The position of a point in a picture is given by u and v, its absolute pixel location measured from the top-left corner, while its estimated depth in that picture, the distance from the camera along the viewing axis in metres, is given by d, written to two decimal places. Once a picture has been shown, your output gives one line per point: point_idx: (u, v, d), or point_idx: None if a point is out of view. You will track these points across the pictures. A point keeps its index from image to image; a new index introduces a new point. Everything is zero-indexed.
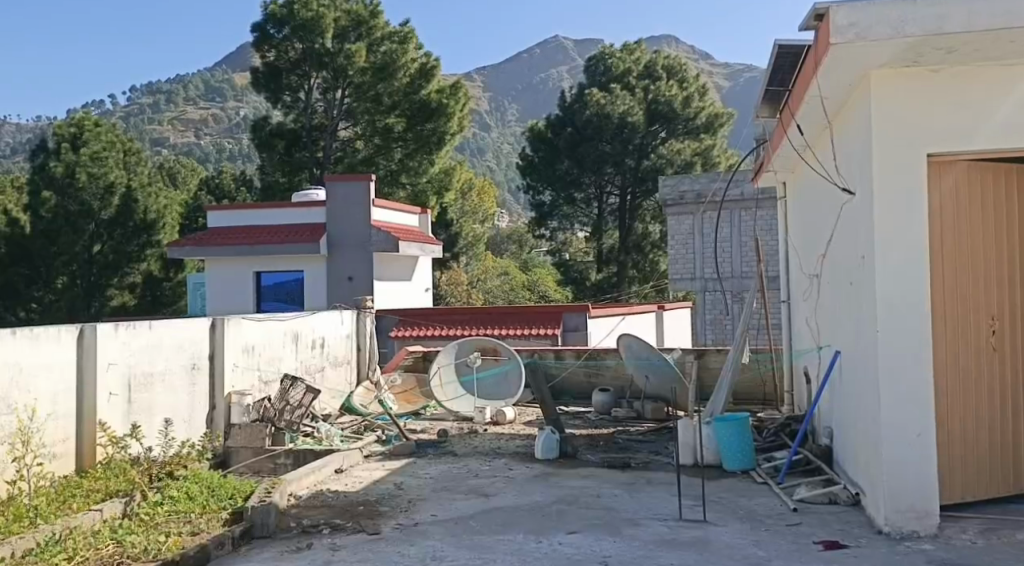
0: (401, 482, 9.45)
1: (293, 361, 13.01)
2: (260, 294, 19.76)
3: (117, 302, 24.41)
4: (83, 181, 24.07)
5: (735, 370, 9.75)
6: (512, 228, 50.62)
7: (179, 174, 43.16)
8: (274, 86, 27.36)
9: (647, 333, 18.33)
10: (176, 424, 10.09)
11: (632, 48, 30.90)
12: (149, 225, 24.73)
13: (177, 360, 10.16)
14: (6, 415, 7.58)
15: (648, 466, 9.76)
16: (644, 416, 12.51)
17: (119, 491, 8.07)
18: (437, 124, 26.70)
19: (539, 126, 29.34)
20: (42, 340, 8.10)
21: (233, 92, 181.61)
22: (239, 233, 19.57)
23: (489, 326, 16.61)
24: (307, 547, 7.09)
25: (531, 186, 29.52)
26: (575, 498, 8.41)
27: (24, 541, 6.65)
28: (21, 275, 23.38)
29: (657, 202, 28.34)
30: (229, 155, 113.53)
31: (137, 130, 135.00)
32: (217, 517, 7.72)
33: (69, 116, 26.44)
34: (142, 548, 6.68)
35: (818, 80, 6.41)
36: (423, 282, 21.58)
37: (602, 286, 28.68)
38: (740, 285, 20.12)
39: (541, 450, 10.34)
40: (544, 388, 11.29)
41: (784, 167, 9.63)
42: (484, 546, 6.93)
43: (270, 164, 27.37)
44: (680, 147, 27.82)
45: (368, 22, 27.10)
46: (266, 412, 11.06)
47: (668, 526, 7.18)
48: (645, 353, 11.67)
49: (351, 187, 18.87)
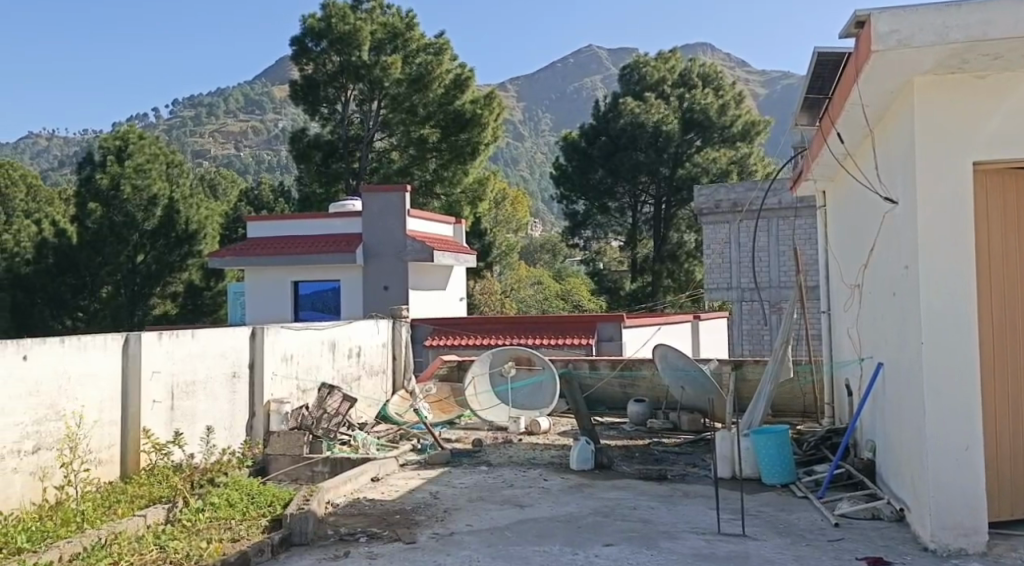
0: (437, 492, 9.49)
1: (330, 370, 13.14)
2: (297, 303, 19.97)
3: (159, 310, 24.93)
4: (129, 193, 24.35)
5: (773, 382, 9.67)
6: (544, 238, 50.66)
7: (220, 186, 43.82)
8: (312, 98, 27.67)
9: (683, 342, 18.23)
10: (217, 432, 10.23)
11: (667, 56, 30.81)
12: (191, 235, 25.08)
13: (219, 368, 10.31)
14: (55, 421, 7.75)
15: (685, 478, 9.71)
16: (680, 427, 12.43)
17: (162, 497, 8.20)
18: (471, 134, 26.82)
19: (573, 135, 29.35)
20: (90, 348, 8.25)
21: (271, 105, 184.22)
22: (277, 243, 19.81)
23: (524, 336, 16.65)
24: (345, 556, 7.15)
25: (564, 195, 29.57)
26: (611, 510, 8.39)
27: (72, 545, 6.77)
28: (67, 284, 23.83)
29: (692, 211, 28.04)
30: (267, 167, 115.06)
31: (178, 143, 137.30)
32: (257, 524, 7.81)
33: (114, 129, 26.66)
34: (184, 554, 6.78)
35: (859, 87, 6.38)
36: (457, 291, 21.64)
37: (637, 296, 28.49)
38: (778, 295, 19.76)
39: (576, 461, 10.35)
40: (579, 398, 11.25)
41: (824, 175, 9.55)
42: (520, 557, 6.95)
43: (308, 176, 27.75)
44: (715, 155, 27.39)
45: (404, 35, 27.47)
46: (304, 420, 11.27)
47: (706, 539, 7.15)
48: (681, 366, 11.56)
49: (387, 198, 19.03)
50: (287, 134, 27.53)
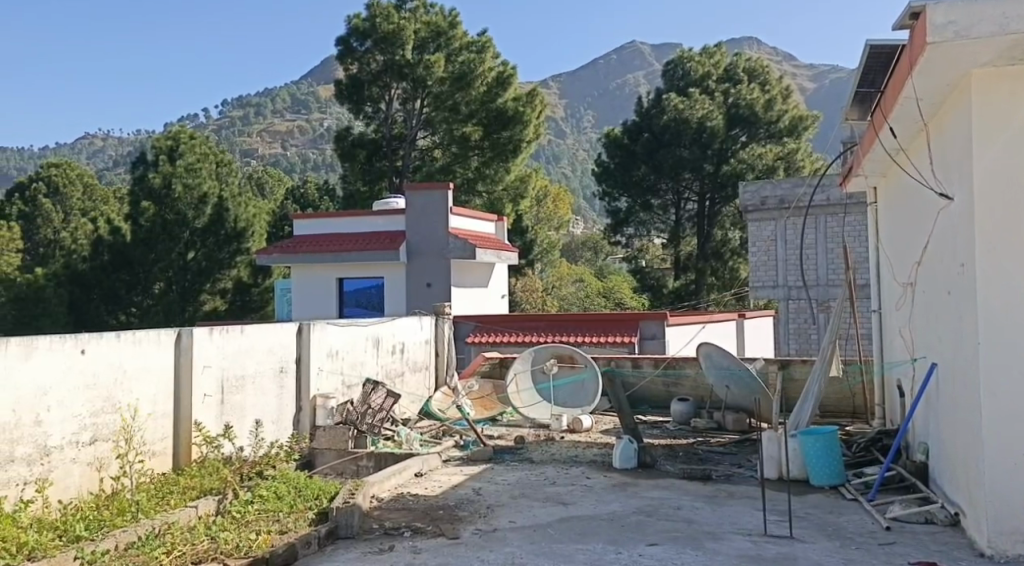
0: (480, 488, 9.55)
1: (374, 366, 13.27)
2: (342, 299, 20.18)
3: (209, 306, 25.15)
4: (179, 191, 24.78)
5: (821, 382, 9.59)
6: (586, 236, 50.51)
7: (267, 184, 44.46)
8: (357, 98, 27.91)
9: (727, 341, 18.09)
10: (265, 426, 10.40)
11: (712, 51, 30.52)
12: (239, 233, 25.27)
13: (267, 363, 10.49)
14: (110, 414, 7.95)
15: (730, 478, 9.65)
16: (725, 427, 12.36)
17: (212, 489, 8.33)
18: (514, 131, 26.85)
19: (615, 132, 29.22)
20: (145, 343, 8.43)
21: (316, 105, 186.26)
22: (323, 240, 20.04)
23: (567, 333, 16.64)
24: (390, 550, 7.24)
25: (606, 192, 29.46)
26: (655, 509, 8.38)
27: (127, 534, 6.94)
28: (122, 281, 24.35)
29: (736, 208, 27.83)
30: (312, 165, 116.43)
31: (225, 142, 139.54)
32: (304, 517, 7.93)
33: (165, 129, 27.33)
34: (234, 545, 6.92)
35: (914, 81, 6.30)
36: (499, 289, 21.70)
37: (680, 294, 28.24)
38: (826, 293, 19.45)
39: (620, 460, 10.33)
40: (622, 397, 11.25)
41: (875, 171, 9.41)
42: (563, 554, 6.98)
43: (352, 174, 27.93)
44: (761, 151, 27.11)
45: (447, 33, 27.57)
46: (349, 415, 11.27)
47: (752, 541, 7.11)
48: (726, 364, 11.48)
49: (430, 196, 19.14)
50: (332, 132, 27.83)
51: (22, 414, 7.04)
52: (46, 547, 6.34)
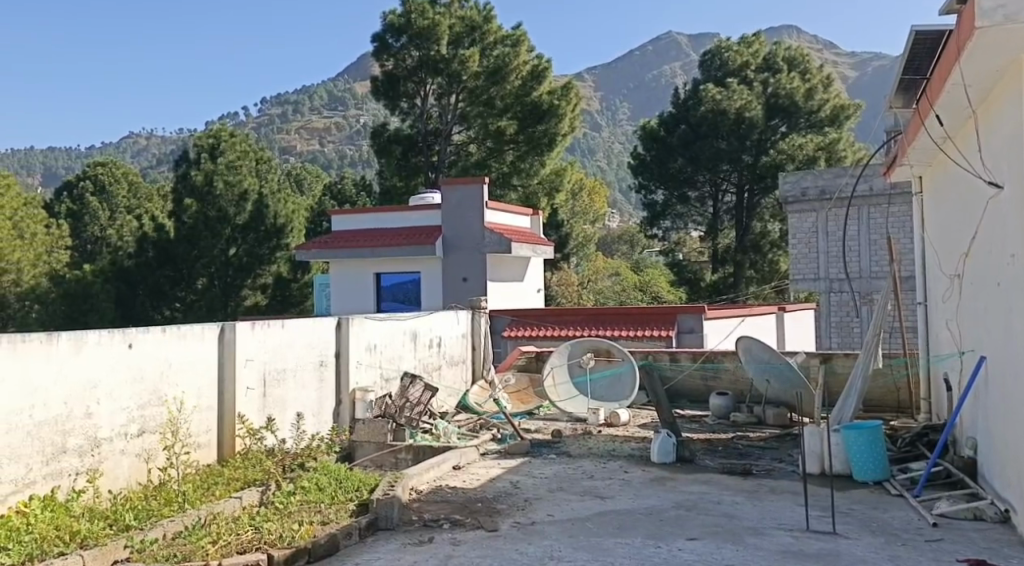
0: (518, 481, 9.59)
1: (412, 360, 13.36)
2: (380, 294, 20.33)
3: (250, 302, 25.44)
4: (221, 189, 25.14)
5: (865, 376, 9.48)
6: (622, 229, 50.43)
7: (306, 180, 44.93)
8: (393, 94, 28.05)
9: (767, 334, 17.93)
10: (307, 418, 10.53)
11: (750, 41, 30.19)
12: (279, 229, 25.51)
13: (307, 358, 10.61)
14: (157, 406, 8.10)
15: (771, 473, 9.59)
16: (765, 422, 12.30)
17: (256, 480, 8.45)
18: (549, 125, 26.86)
19: (651, 124, 29.07)
20: (189, 337, 8.57)
21: (352, 101, 187.57)
22: (360, 236, 20.20)
23: (604, 327, 16.57)
24: (429, 541, 7.30)
25: (642, 185, 29.37)
26: (694, 504, 8.35)
27: (174, 524, 7.07)
28: (167, 277, 24.77)
29: (776, 200, 27.52)
30: (349, 162, 117.36)
31: (263, 139, 141.27)
32: (345, 508, 8.01)
33: (207, 127, 27.82)
34: (277, 535, 6.95)
35: (962, 65, 6.18)
36: (535, 283, 21.72)
37: (718, 287, 28.15)
38: (869, 286, 19.10)
39: (658, 455, 10.30)
40: (660, 392, 11.20)
41: (920, 160, 9.27)
42: (602, 548, 6.99)
43: (388, 170, 28.09)
44: (801, 141, 26.50)
45: (481, 28, 27.51)
46: (388, 408, 11.41)
47: (794, 536, 7.06)
48: (766, 358, 11.39)
49: (466, 190, 19.19)
50: (368, 129, 28.04)
51: (73, 405, 7.21)
52: (97, 536, 6.47)
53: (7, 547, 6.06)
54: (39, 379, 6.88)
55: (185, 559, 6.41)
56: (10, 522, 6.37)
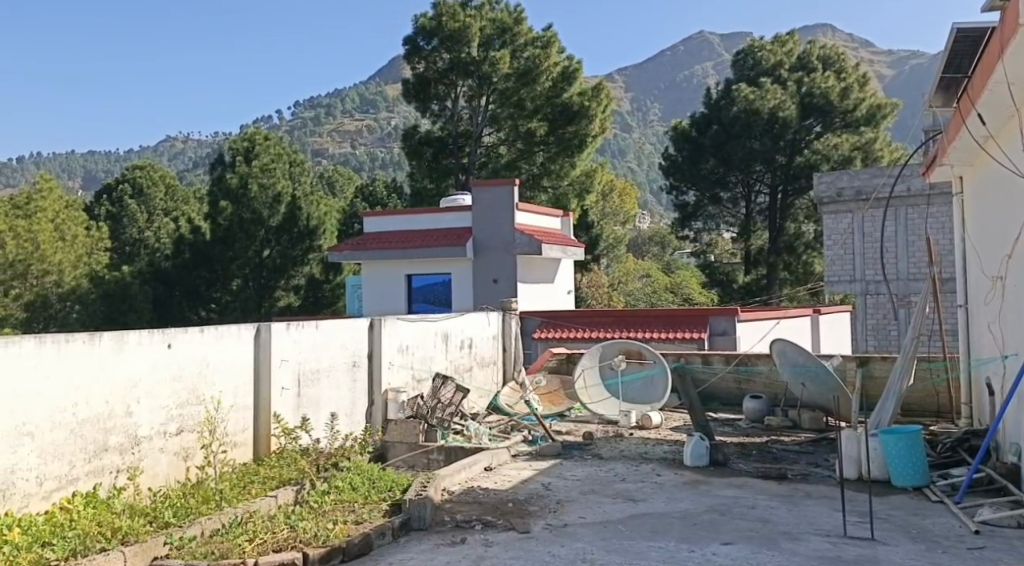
0: (549, 483, 9.58)
1: (443, 361, 13.41)
2: (411, 295, 20.39)
3: (283, 303, 25.63)
4: (255, 191, 25.17)
5: (903, 380, 9.38)
6: (653, 230, 50.35)
7: (338, 181, 45.26)
8: (423, 96, 28.17)
9: (802, 337, 17.77)
10: (340, 418, 10.60)
11: (784, 39, 29.96)
12: (312, 230, 25.57)
13: (340, 358, 10.68)
14: (195, 406, 8.20)
15: (807, 478, 9.50)
16: (800, 426, 12.21)
17: (291, 479, 8.48)
18: (579, 126, 26.88)
19: (683, 125, 28.95)
20: (226, 336, 8.66)
21: (383, 104, 189.06)
22: (392, 237, 20.31)
23: (635, 329, 16.46)
24: (462, 542, 7.33)
25: (674, 186, 29.27)
26: (728, 508, 8.29)
27: (212, 522, 7.15)
28: (202, 278, 25.06)
29: (811, 201, 27.26)
30: (381, 164, 118.06)
31: (295, 142, 142.76)
32: (378, 508, 8.04)
33: (242, 131, 28.24)
34: (312, 534, 7.01)
35: (1005, 63, 6.12)
36: (565, 285, 21.65)
37: (751, 289, 27.99)
38: (907, 287, 18.73)
39: (691, 458, 10.22)
40: (693, 395, 11.13)
41: (961, 160, 9.14)
42: (634, 552, 6.96)
43: (420, 172, 28.18)
44: (836, 141, 26.13)
45: (512, 29, 27.47)
46: (420, 409, 11.41)
47: (831, 542, 6.99)
48: (802, 362, 11.22)
49: (496, 191, 19.21)
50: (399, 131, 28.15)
51: (114, 404, 7.31)
52: (138, 532, 6.55)
53: (53, 542, 6.18)
54: (81, 379, 6.99)
55: (222, 556, 6.51)
56: (54, 517, 6.51)
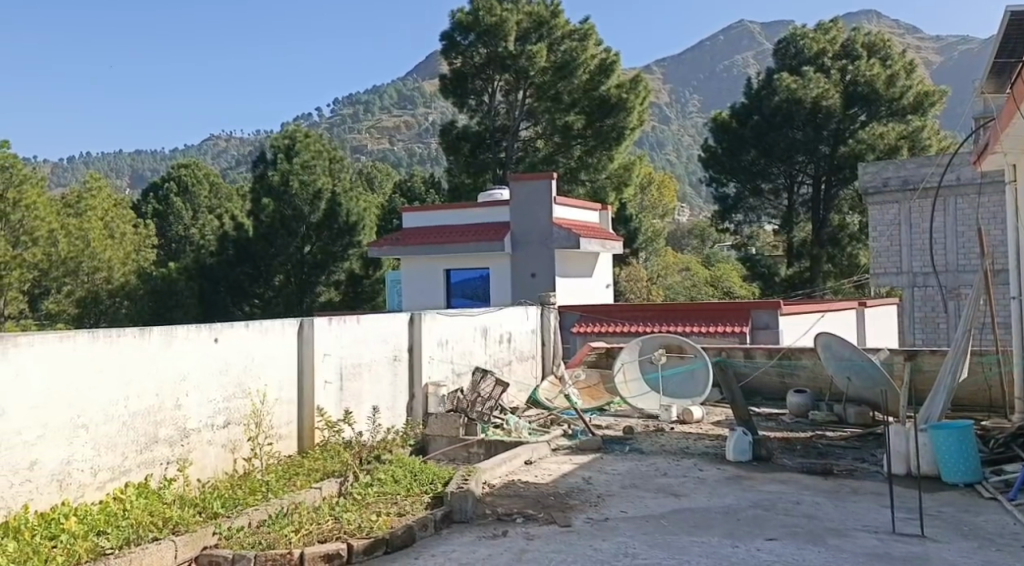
0: (590, 477, 9.56)
1: (482, 355, 13.45)
2: (449, 290, 20.47)
3: (324, 298, 25.78)
4: (296, 188, 25.58)
5: (954, 373, 9.22)
6: (693, 223, 50.11)
7: (377, 178, 45.58)
8: (461, 91, 28.19)
9: (848, 330, 17.51)
10: (382, 412, 10.68)
11: (827, 27, 29.49)
12: (352, 226, 25.59)
13: (382, 352, 10.75)
14: (242, 399, 8.32)
15: (854, 474, 9.37)
16: (847, 421, 12.06)
17: (334, 471, 8.55)
18: (617, 119, 26.78)
19: (723, 116, 28.67)
20: (271, 332, 8.76)
21: (421, 99, 190.06)
22: (429, 233, 20.39)
23: (676, 323, 16.34)
24: (503, 535, 7.35)
25: (714, 178, 29.03)
26: (772, 503, 8.21)
27: (258, 512, 7.22)
28: (245, 274, 25.33)
29: (856, 191, 26.74)
30: (419, 160, 118.60)
31: (335, 139, 144.19)
32: (420, 500, 8.07)
33: (283, 128, 28.48)
34: (357, 526, 7.07)
35: None
36: (604, 279, 21.57)
37: (794, 281, 27.67)
38: (957, 279, 18.28)
39: (734, 452, 10.15)
40: (736, 389, 11.04)
41: (1015, 147, 8.93)
42: (677, 547, 6.93)
43: (457, 167, 28.21)
44: (882, 130, 25.57)
45: (549, 22, 27.50)
46: (460, 403, 11.45)
47: (879, 539, 6.90)
48: (847, 355, 11.05)
49: (535, 186, 19.16)
50: (437, 126, 28.21)
51: (165, 397, 7.45)
52: (188, 522, 6.66)
53: (107, 531, 6.28)
54: (133, 372, 7.13)
55: (270, 546, 6.59)
56: (108, 507, 6.64)
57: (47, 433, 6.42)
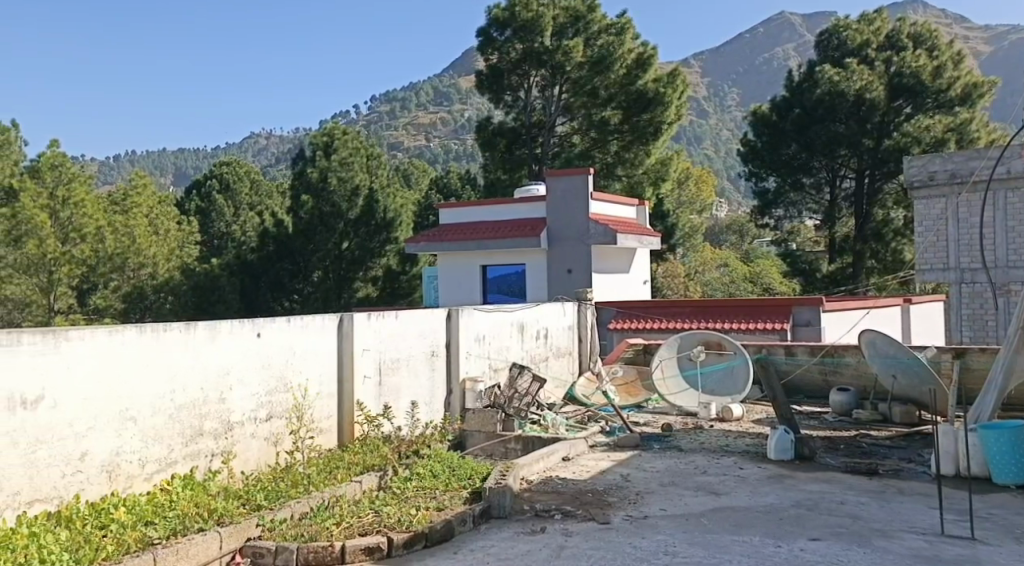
0: (628, 474, 9.50)
1: (519, 350, 13.44)
2: (485, 286, 20.46)
3: (362, 294, 25.86)
4: (334, 185, 25.61)
5: (1007, 371, 8.98)
6: (732, 218, 49.72)
7: (413, 175, 45.75)
8: (497, 87, 28.23)
9: (892, 327, 17.24)
10: (421, 407, 10.71)
11: (870, 18, 28.99)
12: (389, 223, 25.72)
13: (420, 347, 10.76)
14: (284, 393, 8.39)
15: (899, 474, 9.22)
16: (892, 420, 11.89)
17: (374, 465, 8.59)
18: (654, 114, 26.48)
19: (763, 109, 28.44)
20: (312, 327, 8.81)
21: (457, 96, 190.39)
22: (466, 229, 20.37)
23: (716, 319, 16.19)
24: (542, 531, 7.32)
25: (754, 172, 28.80)
26: (816, 503, 8.10)
27: (301, 505, 7.28)
28: (285, 270, 25.55)
29: (900, 185, 26.34)
30: (455, 157, 118.94)
31: (372, 136, 145.12)
32: (459, 495, 8.06)
33: (322, 125, 28.50)
34: (397, 519, 7.09)
35: None
36: (641, 274, 21.44)
37: (836, 278, 27.35)
38: (1007, 276, 17.00)
39: (775, 451, 10.01)
40: (777, 386, 10.90)
41: None
42: (719, 545, 6.86)
43: (493, 163, 28.39)
44: (928, 123, 24.98)
45: (585, 17, 27.28)
46: (497, 399, 11.44)
47: (927, 540, 6.78)
48: (892, 353, 10.83)
49: (571, 181, 19.10)
50: (474, 123, 28.31)
51: (210, 391, 7.53)
52: (232, 514, 6.74)
53: (155, 522, 6.36)
54: (179, 366, 7.22)
55: (312, 539, 6.63)
56: (155, 498, 6.74)
57: (96, 425, 6.52)
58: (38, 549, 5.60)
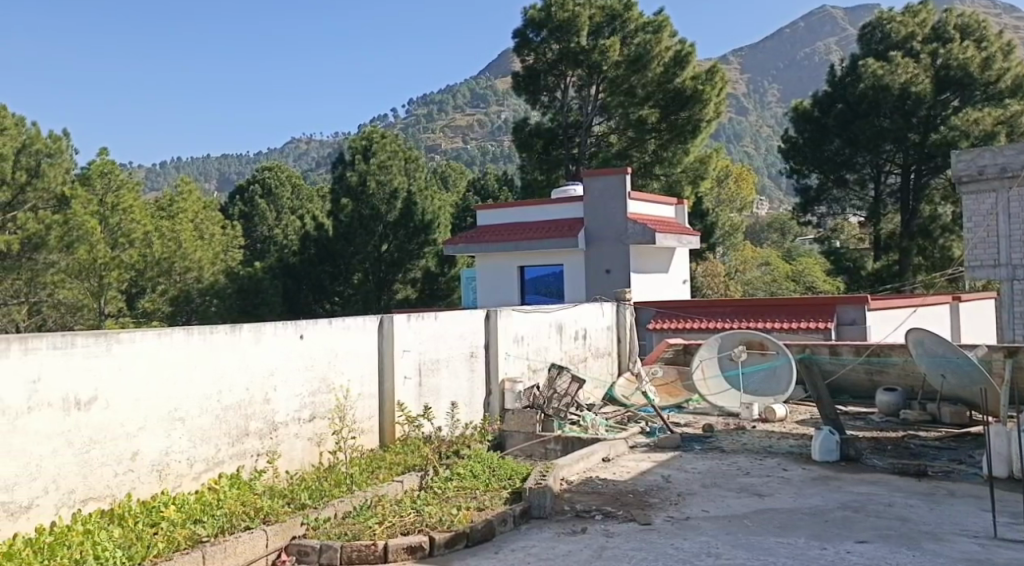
0: (669, 475, 9.40)
1: (558, 351, 13.38)
2: (524, 287, 20.42)
3: (401, 295, 26.01)
4: (373, 188, 25.81)
5: None
6: (774, 216, 49.12)
7: (451, 176, 45.79)
8: (533, 88, 28.18)
9: (940, 325, 16.88)
10: (460, 408, 10.70)
11: (916, 10, 28.45)
12: (427, 225, 25.76)
13: (459, 348, 10.75)
14: (326, 394, 8.42)
15: (949, 476, 9.01)
16: (942, 420, 11.69)
17: (415, 465, 8.59)
18: (692, 112, 26.30)
19: (805, 106, 28.27)
20: (354, 329, 8.85)
21: (495, 97, 190.65)
22: (503, 230, 20.37)
23: (758, 318, 15.95)
24: (583, 532, 7.26)
25: (796, 170, 28.59)
26: (862, 505, 7.94)
27: (343, 504, 7.30)
28: (326, 273, 25.75)
29: (948, 180, 25.84)
30: (492, 158, 119.18)
31: (410, 139, 145.81)
32: (499, 496, 8.02)
33: (361, 129, 28.63)
34: (438, 519, 7.07)
35: None
36: (681, 274, 21.26)
37: (881, 276, 26.83)
38: None
39: (820, 452, 9.83)
40: (821, 386, 10.73)
41: None
42: (762, 547, 6.75)
43: (530, 164, 28.33)
44: (977, 116, 24.24)
45: (622, 16, 27.15)
46: (536, 399, 11.39)
47: (980, 544, 6.60)
48: (942, 352, 10.50)
49: (610, 180, 18.98)
50: (511, 124, 28.30)
51: (255, 392, 7.58)
52: (278, 512, 6.78)
53: (203, 519, 6.41)
54: (226, 367, 7.28)
55: (355, 537, 6.64)
56: (203, 496, 6.80)
57: (147, 425, 6.60)
58: (92, 545, 5.68)
